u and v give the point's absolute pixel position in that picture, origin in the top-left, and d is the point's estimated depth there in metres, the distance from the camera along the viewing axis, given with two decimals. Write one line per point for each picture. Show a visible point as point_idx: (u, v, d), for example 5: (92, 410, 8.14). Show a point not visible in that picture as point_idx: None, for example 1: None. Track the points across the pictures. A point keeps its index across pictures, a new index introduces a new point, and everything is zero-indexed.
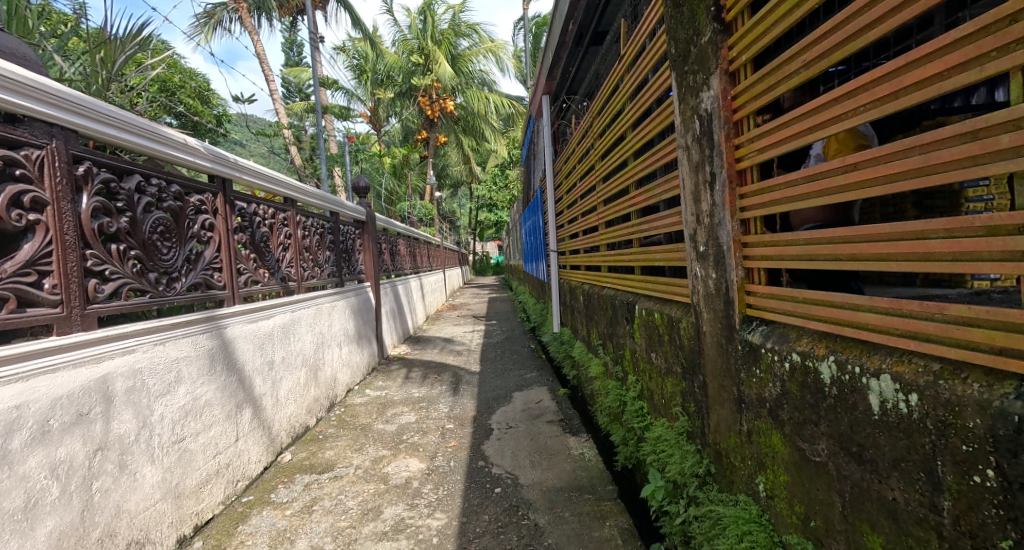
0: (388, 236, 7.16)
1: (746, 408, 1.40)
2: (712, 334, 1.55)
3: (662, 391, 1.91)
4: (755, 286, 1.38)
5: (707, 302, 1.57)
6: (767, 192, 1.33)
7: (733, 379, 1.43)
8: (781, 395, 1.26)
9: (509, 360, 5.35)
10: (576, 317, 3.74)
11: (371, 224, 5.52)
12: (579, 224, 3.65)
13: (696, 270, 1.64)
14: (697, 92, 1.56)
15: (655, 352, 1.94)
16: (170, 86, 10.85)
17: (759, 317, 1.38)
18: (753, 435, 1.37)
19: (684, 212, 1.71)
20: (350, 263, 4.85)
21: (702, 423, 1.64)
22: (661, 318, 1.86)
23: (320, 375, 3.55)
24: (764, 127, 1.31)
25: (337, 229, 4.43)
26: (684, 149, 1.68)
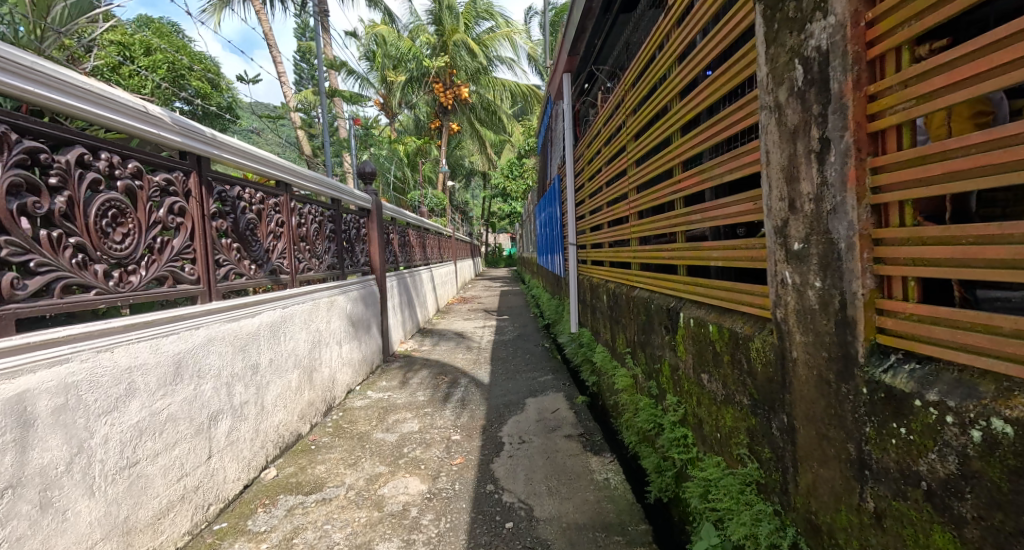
0: (397, 226, 6.83)
1: (874, 478, 1.04)
2: (802, 361, 1.20)
3: (716, 422, 1.56)
4: (902, 304, 1.00)
5: (799, 319, 1.22)
6: (939, 161, 0.93)
7: (852, 437, 1.08)
8: (956, 476, 0.90)
9: (522, 361, 5.01)
10: (598, 319, 3.39)
11: (378, 212, 5.19)
12: (601, 216, 3.30)
13: (785, 274, 1.28)
14: (800, 28, 1.18)
15: (708, 373, 1.60)
16: (176, 68, 10.57)
17: (905, 349, 1.00)
18: (887, 521, 1.02)
19: (768, 196, 1.34)
20: (354, 254, 4.53)
21: (784, 478, 1.29)
22: (718, 332, 1.51)
23: (316, 377, 3.24)
24: (942, 62, 0.91)
25: (338, 217, 4.11)
26: (774, 110, 1.31)
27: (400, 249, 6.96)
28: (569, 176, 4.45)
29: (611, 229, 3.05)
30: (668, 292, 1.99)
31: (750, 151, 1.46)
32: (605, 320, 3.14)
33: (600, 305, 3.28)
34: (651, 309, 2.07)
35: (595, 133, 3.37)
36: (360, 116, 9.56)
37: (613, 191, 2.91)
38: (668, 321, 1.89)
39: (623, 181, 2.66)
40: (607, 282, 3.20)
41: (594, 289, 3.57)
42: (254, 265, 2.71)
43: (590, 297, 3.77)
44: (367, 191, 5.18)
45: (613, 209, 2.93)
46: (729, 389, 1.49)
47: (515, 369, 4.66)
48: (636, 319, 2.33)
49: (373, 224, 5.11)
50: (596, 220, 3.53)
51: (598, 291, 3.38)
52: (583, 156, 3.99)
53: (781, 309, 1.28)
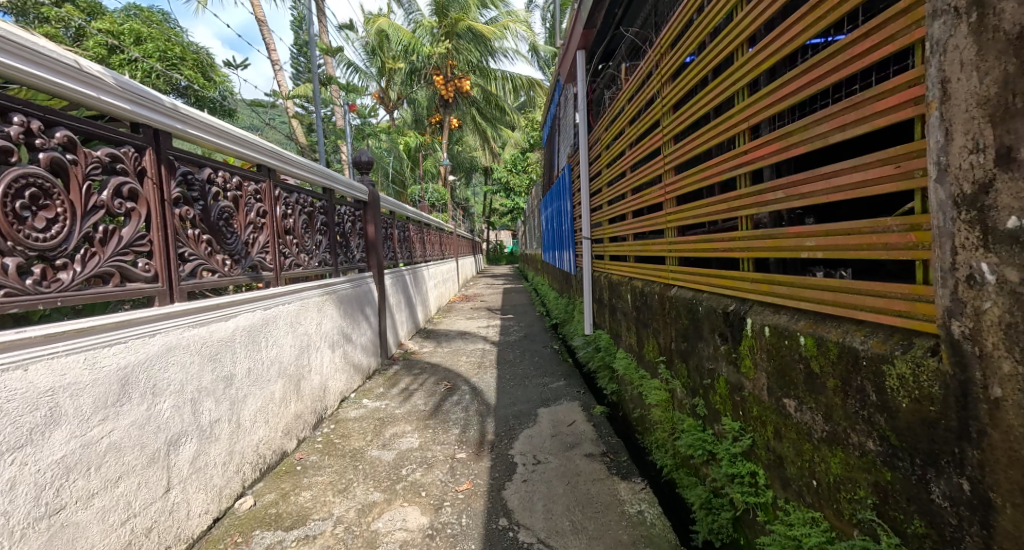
0: (396, 221, 6.50)
1: None
2: (1016, 405, 0.84)
3: (809, 466, 1.23)
4: None
5: (1015, 337, 0.84)
6: None
7: None
8: None
9: (529, 365, 4.68)
10: (620, 321, 3.05)
11: (375, 205, 4.85)
12: (624, 205, 2.94)
13: (983, 266, 0.88)
14: None
15: (801, 400, 1.25)
16: (167, 58, 10.23)
17: None
18: None
19: (942, 150, 0.94)
20: (348, 249, 4.19)
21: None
22: (829, 349, 1.16)
23: (303, 386, 2.91)
24: None
25: (330, 208, 3.76)
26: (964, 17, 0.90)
27: (399, 245, 6.62)
28: (583, 165, 4.10)
29: (637, 219, 2.70)
30: (720, 291, 1.64)
31: (874, 100, 1.10)
32: (629, 324, 2.80)
33: (623, 306, 2.94)
34: (698, 312, 1.73)
35: (617, 112, 3.01)
36: (357, 107, 9.21)
37: (640, 176, 2.55)
38: (728, 329, 1.54)
39: (656, 162, 2.30)
40: (630, 280, 2.84)
41: (614, 288, 3.22)
42: (230, 260, 2.37)
43: (609, 297, 3.42)
44: (364, 183, 4.84)
45: (639, 196, 2.58)
46: (841, 423, 1.14)
47: (523, 373, 4.33)
48: (674, 325, 1.99)
49: (370, 218, 4.77)
50: (617, 211, 3.17)
51: (620, 290, 3.03)
52: (600, 141, 3.64)
53: (969, 319, 0.90)
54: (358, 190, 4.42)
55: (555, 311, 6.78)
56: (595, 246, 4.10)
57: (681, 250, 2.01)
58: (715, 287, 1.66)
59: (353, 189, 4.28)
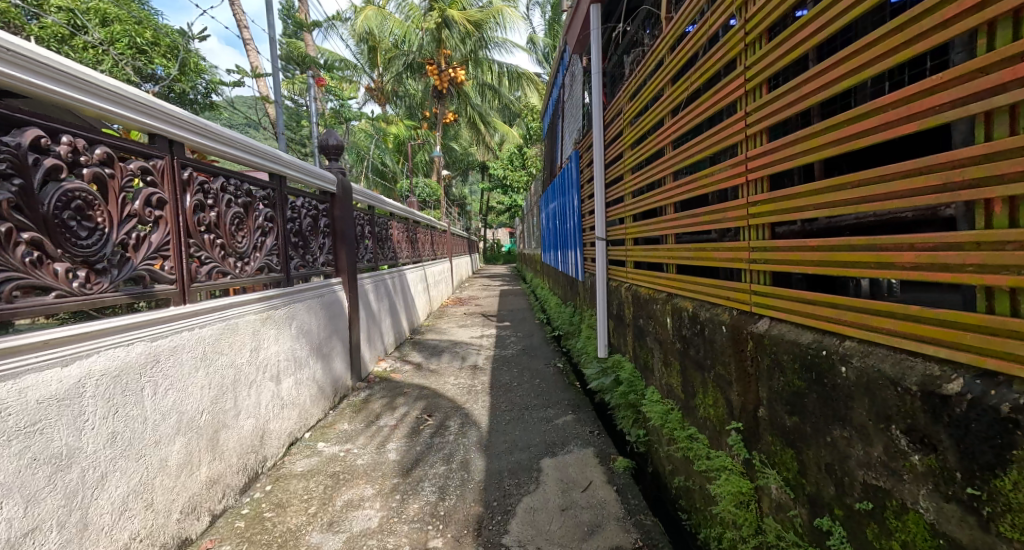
0: (377, 218, 5.75)
1: None
2: None
3: None
4: None
5: None
6: None
7: None
8: None
9: (528, 391, 3.96)
10: (652, 350, 2.34)
11: (344, 199, 4.12)
12: (659, 191, 2.24)
13: None
14: None
15: None
16: (135, 44, 9.44)
17: None
18: None
19: None
20: (308, 249, 3.46)
21: None
22: None
23: (221, 440, 2.15)
24: None
25: (278, 198, 3.04)
26: None
27: (380, 245, 5.88)
28: (597, 151, 3.39)
29: (681, 213, 1.99)
30: (906, 340, 0.99)
31: None
32: (668, 358, 2.09)
33: (657, 332, 2.23)
34: (864, 377, 1.06)
35: (654, 71, 2.30)
36: (341, 94, 8.45)
37: (692, 149, 1.86)
38: (958, 434, 0.89)
39: (728, 124, 1.58)
40: (666, 296, 2.15)
41: (641, 305, 2.52)
42: (86, 271, 1.67)
43: (632, 315, 2.71)
44: (332, 172, 4.09)
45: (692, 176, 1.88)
46: None
47: (521, 403, 3.61)
48: (773, 380, 1.31)
49: (337, 214, 4.04)
50: (645, 201, 2.47)
51: (651, 310, 2.33)
52: (622, 113, 2.91)
53: None
54: (321, 179, 3.69)
55: (558, 320, 6.03)
56: (612, 248, 3.39)
57: (785, 264, 1.30)
58: (895, 331, 1.01)
59: (315, 175, 3.56)
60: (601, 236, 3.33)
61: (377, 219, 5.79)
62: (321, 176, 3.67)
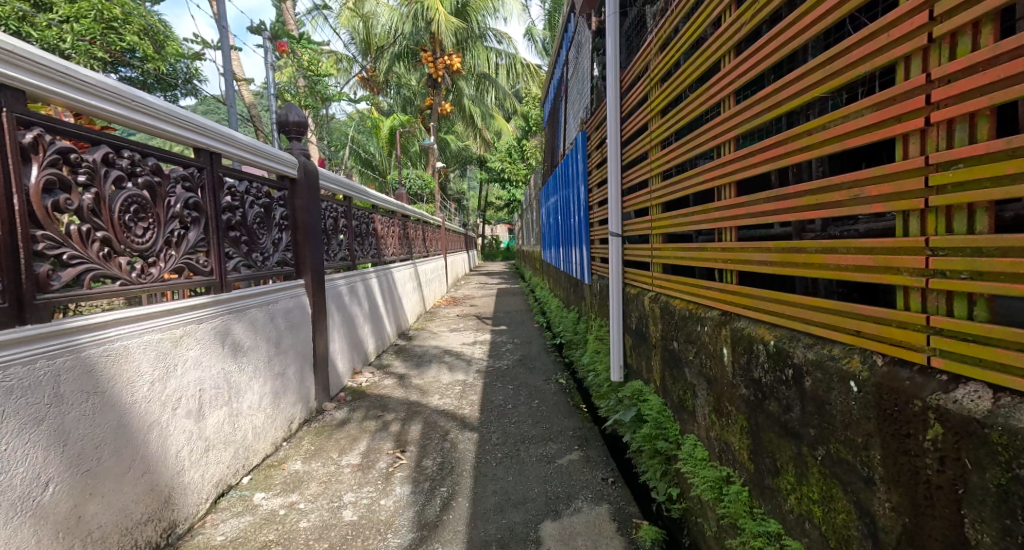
0: (355, 211, 5.14)
1: None
2: None
3: None
4: None
5: None
6: None
7: None
8: None
9: (526, 417, 3.34)
10: (693, 386, 1.73)
11: (308, 187, 3.53)
12: (715, 164, 1.66)
13: None
14: None
15: None
16: (105, 23, 8.84)
17: None
18: None
19: None
20: (257, 244, 2.86)
21: None
22: None
23: (89, 515, 1.56)
24: None
25: (209, 180, 2.43)
26: None
27: (360, 242, 5.26)
28: (612, 125, 2.80)
29: (756, 197, 1.43)
30: None
31: None
32: (724, 406, 1.48)
33: (704, 365, 1.63)
34: None
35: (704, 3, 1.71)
36: (323, 77, 7.85)
37: (784, 97, 1.29)
38: None
39: (879, 45, 1.00)
40: (716, 314, 1.57)
41: (674, 323, 1.91)
42: None
43: (660, 336, 2.10)
44: (294, 154, 3.48)
45: (775, 138, 1.30)
46: None
47: (517, 435, 2.99)
48: (1016, 523, 0.78)
49: (300, 203, 3.45)
50: (688, 183, 1.89)
51: (692, 333, 1.72)
52: (649, 72, 2.30)
53: None
54: (267, 157, 3.07)
55: (560, 328, 5.39)
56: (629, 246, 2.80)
57: None
58: None
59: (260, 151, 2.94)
60: (615, 233, 2.75)
61: (356, 213, 5.17)
62: (265, 156, 3.05)
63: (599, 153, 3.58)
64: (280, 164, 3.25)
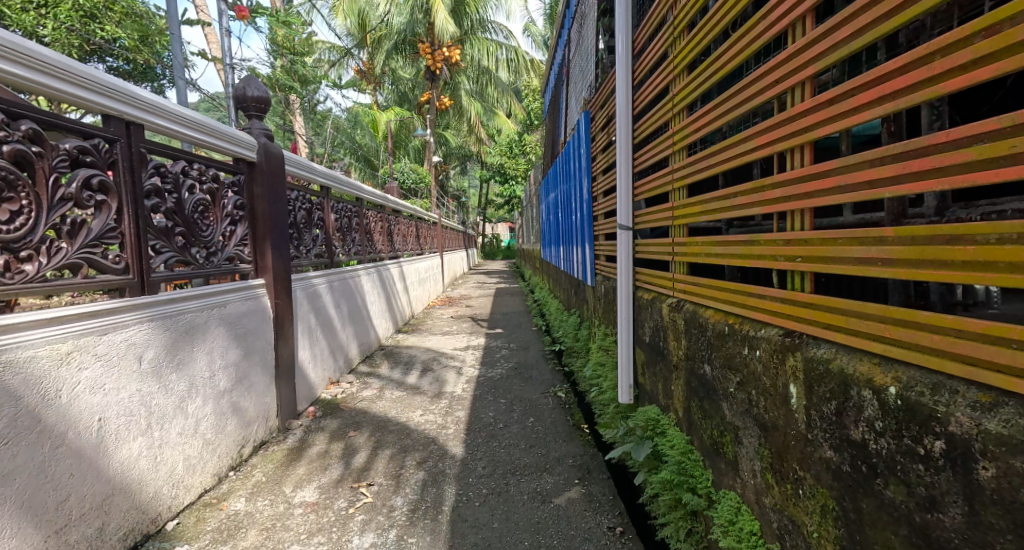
0: (336, 202, 4.69)
1: None
2: None
3: None
4: None
5: None
6: None
7: None
8: None
9: (519, 440, 2.91)
10: (738, 430, 1.31)
11: (270, 173, 3.09)
12: (785, 116, 1.24)
13: None
14: None
15: None
16: (83, 7, 8.38)
17: None
18: None
19: None
20: (198, 237, 2.43)
21: None
22: None
23: None
24: None
25: (131, 154, 2.00)
26: None
27: (343, 236, 4.81)
28: (623, 95, 2.37)
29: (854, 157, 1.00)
30: None
31: None
32: (804, 466, 1.08)
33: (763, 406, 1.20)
34: None
35: None
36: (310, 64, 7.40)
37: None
38: None
39: None
40: (776, 334, 1.16)
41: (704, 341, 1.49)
42: None
43: (683, 354, 1.67)
44: (253, 134, 3.05)
45: (911, 54, 0.91)
46: None
47: (506, 464, 2.56)
48: None
49: (264, 191, 3.02)
50: (734, 151, 1.49)
51: (735, 360, 1.31)
52: (675, 20, 1.87)
53: None
54: (212, 134, 2.65)
55: (561, 334, 4.94)
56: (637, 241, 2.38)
57: None
58: None
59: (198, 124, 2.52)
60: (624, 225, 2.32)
61: (337, 205, 4.72)
62: (210, 134, 2.63)
63: (604, 134, 3.14)
64: (239, 146, 2.85)
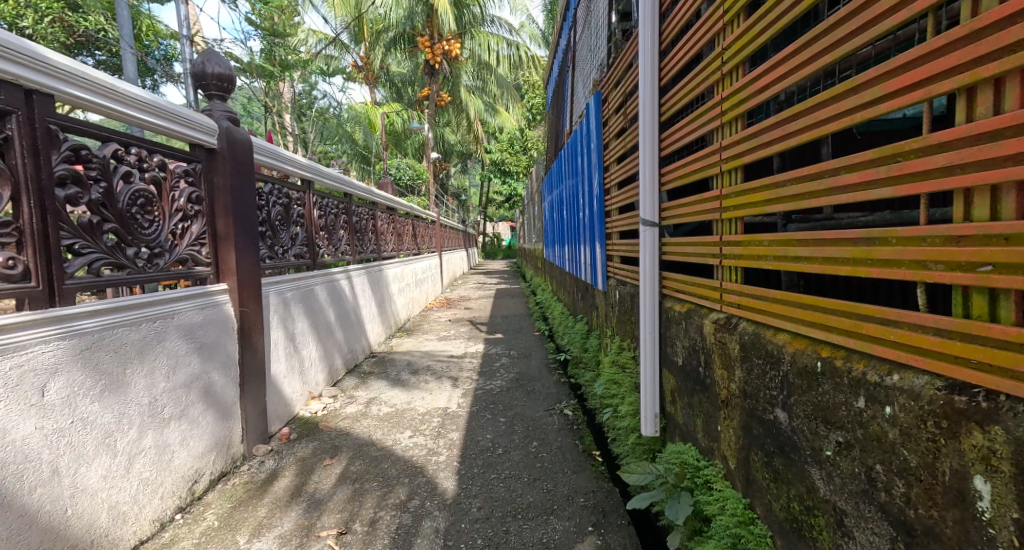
0: (321, 198, 4.30)
1: None
2: None
3: None
4: None
5: None
6: None
7: None
8: None
9: (521, 472, 2.53)
10: (851, 516, 1.05)
11: (235, 163, 2.74)
12: (960, 33, 0.90)
13: None
14: None
15: None
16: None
17: None
18: None
19: None
20: (137, 235, 2.07)
21: None
22: None
23: None
24: None
25: (34, 131, 1.67)
26: None
27: (329, 235, 4.42)
28: (646, 62, 2.00)
29: None
30: None
31: None
32: None
33: (911, 499, 0.93)
34: None
35: None
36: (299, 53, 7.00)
37: None
38: None
39: None
40: (933, 389, 0.89)
41: (769, 377, 1.26)
42: None
43: (735, 389, 1.40)
44: (214, 117, 2.67)
45: None
46: None
47: (506, 505, 2.19)
48: None
49: (229, 183, 2.68)
50: (843, 104, 1.13)
51: (844, 418, 1.06)
52: None
53: None
54: (160, 115, 2.29)
55: (567, 342, 4.54)
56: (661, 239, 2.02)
57: None
58: None
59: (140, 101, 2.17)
60: (646, 225, 1.98)
61: (322, 200, 4.34)
62: (158, 116, 2.27)
63: (618, 117, 2.76)
64: (197, 130, 2.50)
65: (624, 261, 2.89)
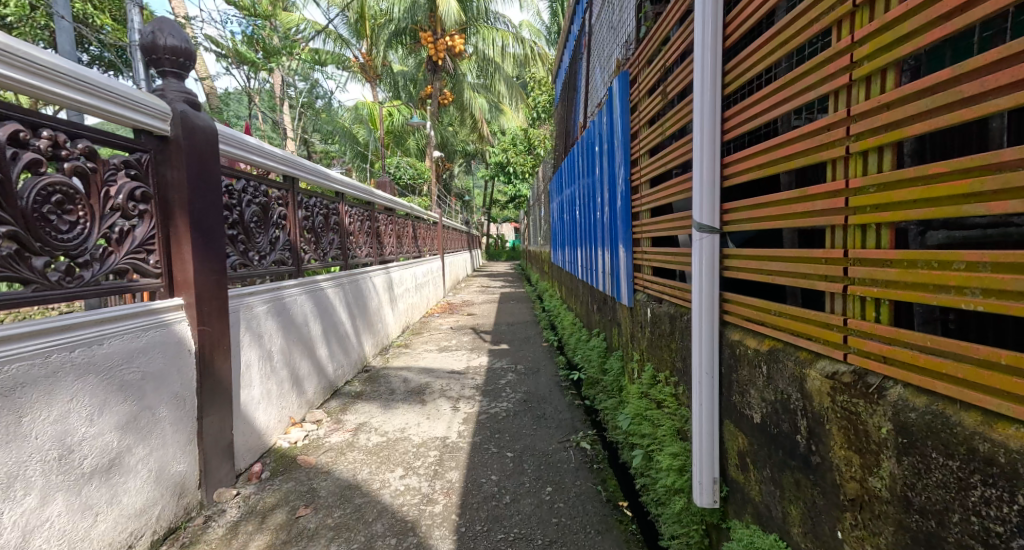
0: (308, 197, 3.88)
1: None
2: None
3: None
4: None
5: None
6: None
7: None
8: None
9: (534, 532, 2.09)
10: None
11: (193, 154, 2.31)
12: None
13: None
14: None
15: None
16: None
17: None
18: None
19: None
20: (52, 240, 1.69)
21: None
22: None
23: None
24: None
25: None
26: None
27: (316, 238, 3.98)
28: (705, 21, 1.57)
29: None
30: None
31: None
32: None
33: None
34: None
35: None
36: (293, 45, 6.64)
37: None
38: None
39: None
40: None
41: (976, 500, 0.88)
42: None
43: (881, 491, 1.05)
44: (168, 99, 2.25)
45: None
46: None
47: None
48: None
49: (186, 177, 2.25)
50: None
51: None
52: None
53: None
54: (53, 79, 1.77)
55: (581, 358, 4.08)
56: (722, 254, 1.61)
57: None
58: None
59: (15, 56, 1.63)
60: (697, 234, 1.59)
61: (308, 200, 3.90)
62: (48, 78, 1.74)
63: (652, 101, 2.32)
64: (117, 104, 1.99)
65: (657, 273, 2.44)
